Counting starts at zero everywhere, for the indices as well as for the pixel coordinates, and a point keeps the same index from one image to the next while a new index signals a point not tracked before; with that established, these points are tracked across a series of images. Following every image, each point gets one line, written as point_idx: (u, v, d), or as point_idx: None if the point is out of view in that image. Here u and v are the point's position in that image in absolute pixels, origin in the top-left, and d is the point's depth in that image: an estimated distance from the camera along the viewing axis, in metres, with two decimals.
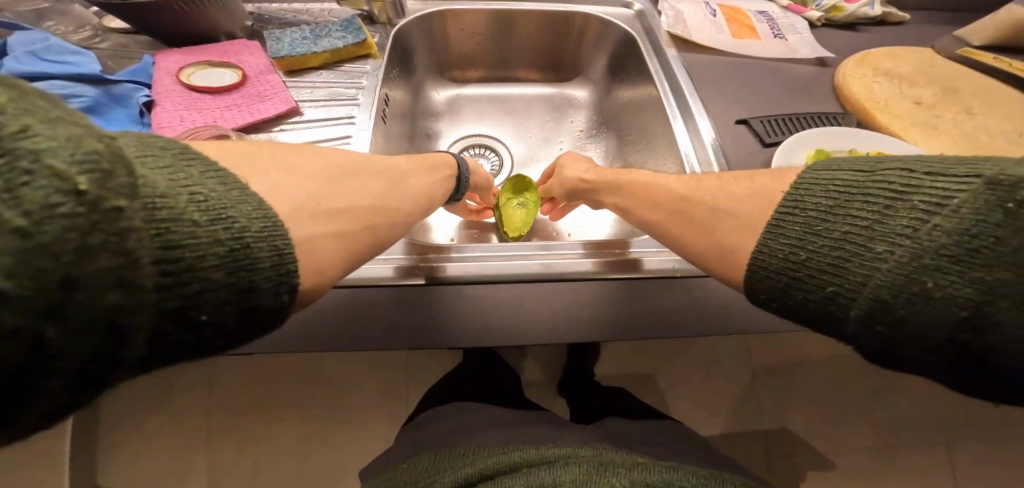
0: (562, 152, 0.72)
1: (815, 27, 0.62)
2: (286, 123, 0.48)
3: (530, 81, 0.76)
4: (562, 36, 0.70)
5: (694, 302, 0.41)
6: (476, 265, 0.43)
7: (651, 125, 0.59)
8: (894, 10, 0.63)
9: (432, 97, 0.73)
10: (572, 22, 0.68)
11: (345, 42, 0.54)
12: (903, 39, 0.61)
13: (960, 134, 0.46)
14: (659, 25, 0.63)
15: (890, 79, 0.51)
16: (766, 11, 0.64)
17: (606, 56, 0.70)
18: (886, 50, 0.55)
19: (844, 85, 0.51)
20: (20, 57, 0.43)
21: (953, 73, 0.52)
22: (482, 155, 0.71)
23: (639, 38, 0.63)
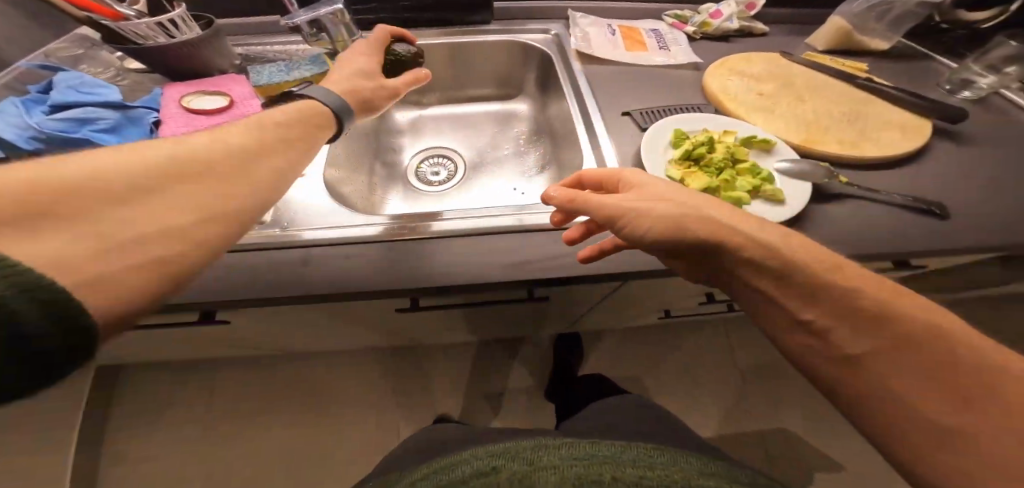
0: (506, 155, 0.85)
1: (692, 39, 0.77)
2: None
3: (483, 99, 0.90)
4: (499, 57, 0.84)
5: (614, 245, 0.52)
6: (451, 225, 0.53)
7: (567, 128, 0.73)
8: (756, 23, 0.78)
9: (395, 117, 0.87)
10: (502, 45, 0.82)
11: (313, 72, 0.66)
12: (763, 44, 0.76)
13: (793, 112, 0.61)
14: (569, 44, 0.78)
15: (744, 76, 0.66)
16: (656, 29, 0.79)
17: (532, 71, 0.85)
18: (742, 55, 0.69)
19: (708, 82, 0.65)
20: (62, 90, 0.56)
21: (792, 68, 0.67)
22: (440, 162, 0.85)
23: (554, 56, 0.77)
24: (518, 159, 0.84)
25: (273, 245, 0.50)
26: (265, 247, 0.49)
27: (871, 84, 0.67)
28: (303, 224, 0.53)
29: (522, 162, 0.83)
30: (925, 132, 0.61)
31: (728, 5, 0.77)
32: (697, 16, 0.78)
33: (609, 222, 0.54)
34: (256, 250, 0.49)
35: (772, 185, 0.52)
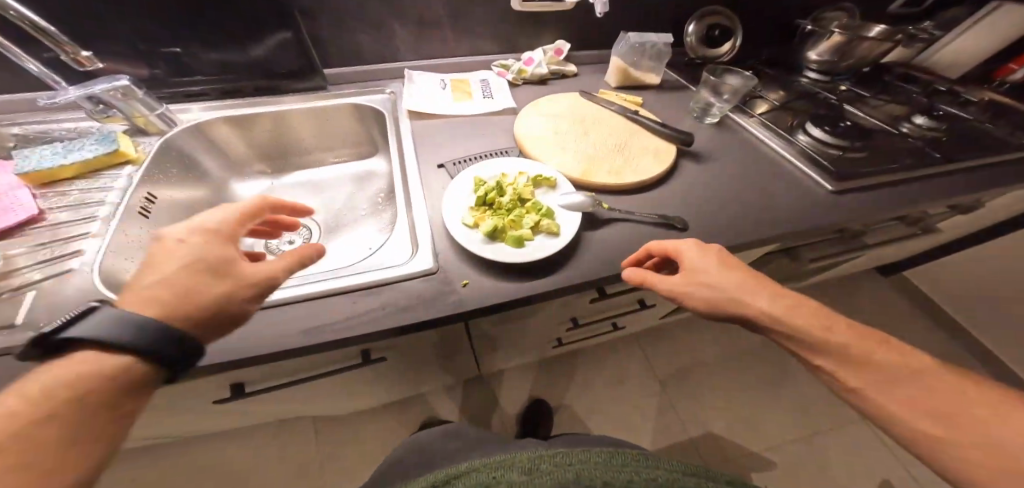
0: (362, 217, 0.76)
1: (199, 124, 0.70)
2: (28, 229, 0.52)
3: (334, 163, 0.84)
4: (249, 135, 0.75)
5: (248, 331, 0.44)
6: (85, 309, 0.45)
7: (347, 241, 0.72)
8: (159, 119, 0.65)
9: (234, 189, 0.77)
10: (262, 119, 0.74)
11: (96, 154, 0.58)
12: (221, 153, 0.75)
13: (374, 187, 0.82)
14: (245, 112, 0.73)
15: (235, 127, 0.73)
16: (193, 121, 0.70)
17: (308, 135, 0.79)
18: (543, 98, 0.76)
19: (341, 130, 0.81)
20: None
21: (283, 143, 0.79)
22: (292, 234, 0.75)
23: (195, 156, 0.71)
24: (371, 222, 0.75)
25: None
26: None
27: (307, 134, 0.79)
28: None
29: (377, 220, 0.75)
30: (672, 154, 0.64)
31: (537, 52, 0.85)
32: (514, 64, 0.84)
33: None
34: (21, 357, 0.41)
35: (552, 219, 0.52)
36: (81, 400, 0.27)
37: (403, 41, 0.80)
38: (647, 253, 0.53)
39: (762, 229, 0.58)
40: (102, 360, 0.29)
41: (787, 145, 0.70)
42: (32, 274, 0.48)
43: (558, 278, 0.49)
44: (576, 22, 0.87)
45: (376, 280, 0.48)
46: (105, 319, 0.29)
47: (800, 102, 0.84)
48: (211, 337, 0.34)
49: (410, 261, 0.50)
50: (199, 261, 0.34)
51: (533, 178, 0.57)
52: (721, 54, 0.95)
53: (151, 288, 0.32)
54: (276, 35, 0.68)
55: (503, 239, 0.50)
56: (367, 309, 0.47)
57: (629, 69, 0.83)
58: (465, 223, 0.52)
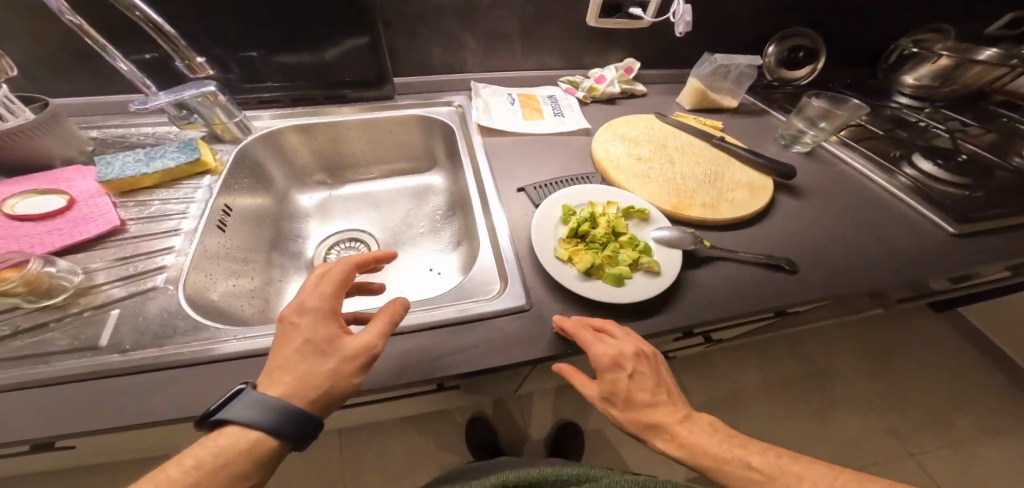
0: (421, 235, 0.73)
1: (273, 132, 0.69)
2: (111, 240, 0.51)
3: (395, 175, 0.81)
4: (315, 142, 0.73)
5: None
6: (169, 330, 0.44)
7: (408, 262, 0.70)
8: (236, 128, 0.64)
9: (298, 201, 0.75)
10: (331, 128, 0.73)
11: (176, 163, 0.57)
12: (288, 161, 0.73)
13: (433, 204, 0.78)
14: (317, 120, 0.72)
15: (303, 134, 0.72)
16: (267, 128, 0.69)
17: (373, 146, 0.77)
18: (623, 119, 0.72)
19: (407, 143, 0.78)
20: None
21: (348, 155, 0.77)
22: (350, 249, 0.73)
23: (263, 164, 0.69)
24: (431, 242, 0.72)
25: (173, 362, 0.41)
26: (129, 370, 0.40)
27: (372, 145, 0.77)
28: (191, 334, 0.44)
29: (438, 239, 0.72)
30: (769, 189, 0.60)
31: (609, 69, 0.82)
32: (584, 82, 0.81)
33: None
34: (106, 380, 0.40)
35: (650, 257, 0.48)
36: (232, 469, 0.30)
37: (474, 54, 0.78)
38: (753, 297, 0.49)
39: (869, 276, 0.54)
40: (245, 436, 0.32)
41: (891, 180, 0.66)
42: (114, 290, 0.47)
43: (659, 321, 0.46)
44: (650, 40, 0.83)
45: (464, 314, 0.46)
46: (246, 405, 0.32)
47: (898, 131, 0.79)
48: (331, 409, 0.35)
49: (500, 296, 0.47)
50: (305, 343, 0.35)
51: (625, 209, 0.53)
52: (799, 76, 0.91)
53: (280, 369, 0.34)
54: (353, 38, 0.67)
55: (600, 276, 0.47)
56: (454, 346, 0.43)
57: (707, 92, 0.79)
58: (559, 256, 0.48)
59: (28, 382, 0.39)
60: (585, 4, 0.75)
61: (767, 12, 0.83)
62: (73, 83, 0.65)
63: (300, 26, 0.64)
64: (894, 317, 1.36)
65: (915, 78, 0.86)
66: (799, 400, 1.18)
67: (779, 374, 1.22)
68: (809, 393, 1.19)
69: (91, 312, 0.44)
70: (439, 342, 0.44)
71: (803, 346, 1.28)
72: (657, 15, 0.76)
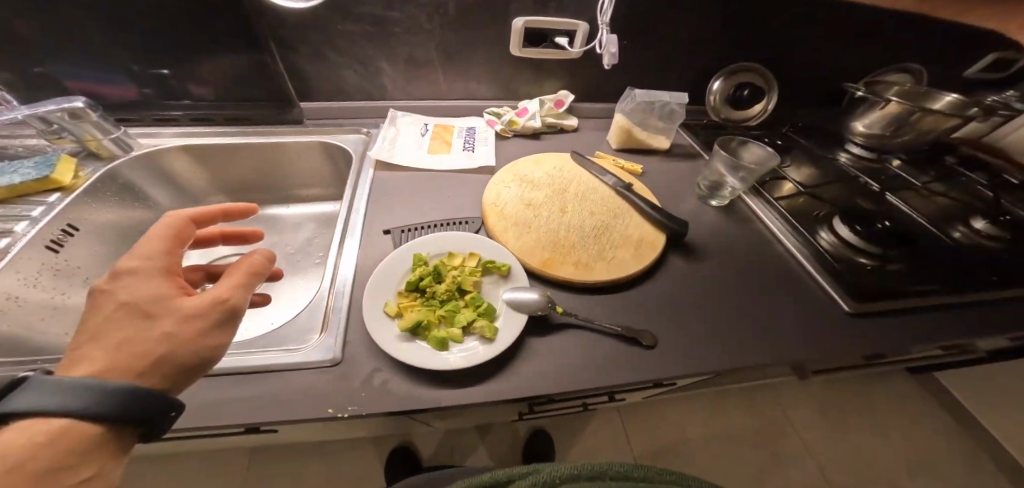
0: (316, 265, 0.71)
1: (168, 149, 0.68)
2: None
3: (305, 200, 0.80)
4: (215, 163, 0.72)
5: None
6: None
7: (288, 293, 0.66)
8: (112, 146, 0.63)
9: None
10: (228, 149, 0.71)
11: (23, 179, 0.55)
12: (189, 179, 0.72)
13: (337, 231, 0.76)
14: (217, 140, 0.70)
15: (196, 154, 0.70)
16: (164, 145, 0.68)
17: (279, 171, 0.76)
18: (529, 158, 0.69)
19: (315, 165, 0.76)
20: None
21: (255, 176, 0.76)
22: None
23: (160, 182, 0.69)
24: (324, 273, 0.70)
25: None
26: None
27: (278, 166, 0.75)
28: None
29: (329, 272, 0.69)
30: (659, 246, 0.56)
31: (535, 101, 0.78)
32: (506, 113, 0.77)
33: None
34: None
35: (489, 320, 0.44)
36: (41, 464, 0.24)
37: (391, 79, 0.76)
38: (600, 370, 0.44)
39: (750, 353, 0.47)
40: (41, 427, 0.25)
41: (801, 243, 0.60)
42: None
43: (482, 391, 0.41)
44: (582, 72, 0.79)
45: (250, 364, 0.39)
46: (50, 387, 0.25)
47: (834, 185, 0.74)
48: (174, 383, 0.30)
49: (307, 350, 0.41)
50: (125, 306, 0.30)
51: (485, 262, 0.50)
52: (748, 116, 0.84)
53: (94, 345, 0.29)
54: (252, 56, 0.65)
55: (426, 337, 0.43)
56: (226, 398, 0.38)
57: (634, 130, 0.74)
58: (387, 312, 0.44)
59: None
60: (504, 32, 0.71)
61: (709, 47, 0.79)
62: None
63: (198, 46, 0.63)
64: (865, 380, 1.25)
65: (865, 126, 0.80)
66: (746, 464, 1.08)
67: (725, 434, 1.12)
68: (758, 458, 1.09)
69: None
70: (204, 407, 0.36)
71: (758, 404, 1.19)
72: (584, 45, 0.73)
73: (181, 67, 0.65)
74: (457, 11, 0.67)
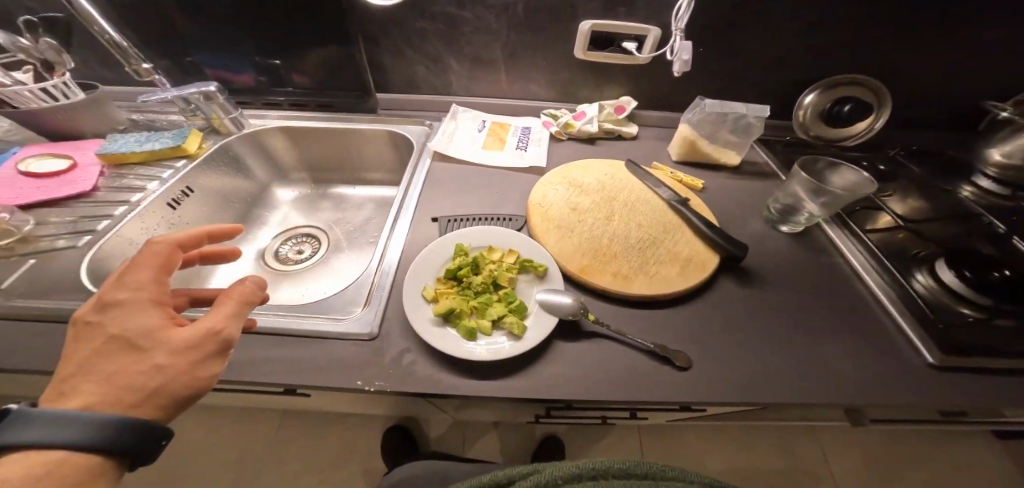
0: (369, 244, 0.77)
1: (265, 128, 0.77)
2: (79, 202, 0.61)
3: (368, 182, 0.86)
4: (298, 143, 0.81)
5: None
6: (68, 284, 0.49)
7: (346, 265, 0.74)
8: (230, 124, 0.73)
9: (274, 193, 0.83)
10: (310, 131, 0.79)
11: (161, 146, 0.66)
12: (276, 155, 0.81)
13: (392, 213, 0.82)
14: (302, 123, 0.78)
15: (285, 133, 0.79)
16: (263, 125, 0.77)
17: (348, 154, 0.82)
18: (583, 163, 0.68)
19: (381, 151, 0.82)
20: None
21: (329, 157, 0.83)
22: (303, 243, 0.78)
23: (254, 155, 0.79)
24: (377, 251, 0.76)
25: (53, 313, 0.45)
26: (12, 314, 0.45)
27: (350, 151, 0.82)
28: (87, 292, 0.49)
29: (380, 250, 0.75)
30: (710, 268, 0.52)
31: (594, 107, 0.77)
32: (563, 116, 0.77)
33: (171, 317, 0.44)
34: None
35: (519, 317, 0.45)
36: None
37: (457, 76, 0.79)
38: (628, 385, 0.42)
39: (802, 398, 0.43)
40: (41, 458, 0.25)
41: (891, 283, 0.53)
42: (53, 243, 0.54)
43: (504, 386, 0.41)
44: (649, 78, 0.76)
45: (302, 324, 0.43)
46: (42, 422, 0.25)
47: (940, 223, 0.64)
48: (175, 411, 0.30)
49: (351, 318, 0.44)
50: (114, 339, 0.29)
51: (522, 261, 0.50)
52: (843, 136, 0.77)
53: (83, 379, 0.28)
54: (337, 49, 0.71)
55: (457, 325, 0.44)
56: (279, 354, 0.42)
57: (699, 143, 0.70)
58: (425, 296, 0.46)
59: None
60: (570, 35, 0.71)
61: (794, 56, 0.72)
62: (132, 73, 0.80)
63: (294, 37, 0.70)
64: (961, 461, 1.04)
65: (1003, 154, 0.68)
66: None
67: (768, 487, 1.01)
68: None
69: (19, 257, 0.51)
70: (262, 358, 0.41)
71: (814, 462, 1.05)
72: (655, 51, 0.70)
73: (280, 56, 0.73)
74: (525, 13, 0.68)
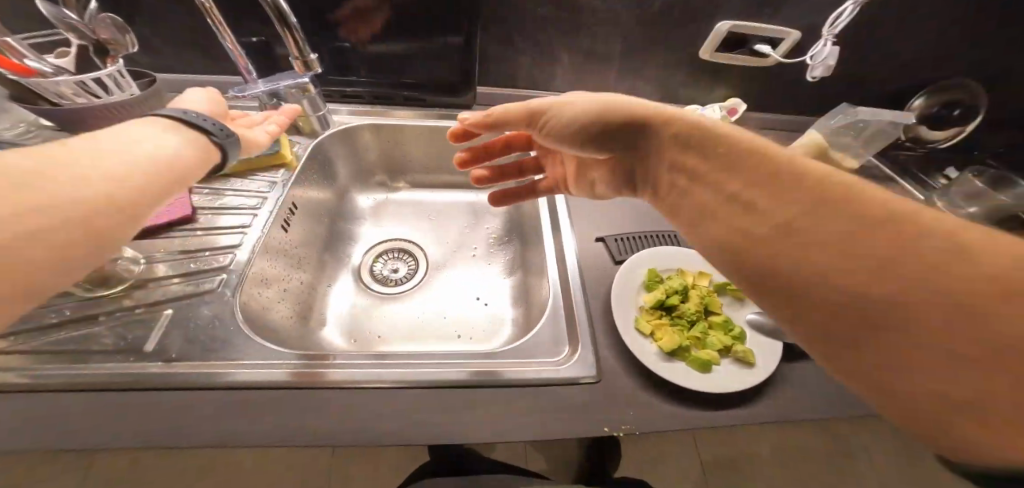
0: (473, 258, 0.73)
1: (351, 126, 0.69)
2: (178, 228, 0.48)
3: (453, 187, 0.79)
4: (386, 143, 0.73)
5: (391, 416, 0.37)
6: (222, 342, 0.39)
7: (456, 283, 0.69)
8: (317, 121, 0.64)
9: (356, 200, 0.75)
10: (397, 130, 0.71)
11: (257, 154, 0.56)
12: (357, 158, 0.73)
13: (490, 222, 0.77)
14: (390, 120, 0.70)
15: (375, 133, 0.71)
16: (348, 124, 0.69)
17: (437, 154, 0.74)
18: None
19: None
20: None
21: (417, 160, 0.76)
22: (398, 260, 0.72)
23: (335, 162, 0.70)
24: (484, 266, 0.72)
25: (221, 384, 0.36)
26: (170, 387, 0.35)
27: (442, 153, 0.75)
28: (248, 350, 0.39)
29: (489, 267, 0.71)
30: None
31: (711, 109, 0.72)
32: None
33: (379, 379, 0.39)
34: (145, 393, 0.35)
35: (745, 345, 0.41)
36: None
37: (562, 71, 0.72)
38: (871, 406, 0.41)
39: None
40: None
41: None
42: (169, 287, 0.42)
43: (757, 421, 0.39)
44: (766, 80, 0.73)
45: (529, 365, 0.43)
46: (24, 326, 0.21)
47: None
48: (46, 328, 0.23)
49: (577, 362, 0.43)
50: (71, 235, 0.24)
51: (719, 284, 0.47)
52: (935, 138, 0.76)
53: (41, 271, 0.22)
54: (448, 36, 0.62)
55: (685, 358, 0.41)
56: (522, 405, 0.39)
57: (828, 149, 0.68)
58: (640, 330, 0.43)
59: (61, 383, 0.34)
60: (700, 34, 0.65)
61: (913, 63, 0.71)
62: (169, 58, 0.66)
63: (396, 22, 0.60)
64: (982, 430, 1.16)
65: None
66: None
67: None
68: None
69: (144, 310, 0.40)
70: (510, 416, 0.38)
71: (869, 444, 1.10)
72: (786, 55, 0.67)
73: (372, 42, 0.63)
74: (661, 8, 0.61)
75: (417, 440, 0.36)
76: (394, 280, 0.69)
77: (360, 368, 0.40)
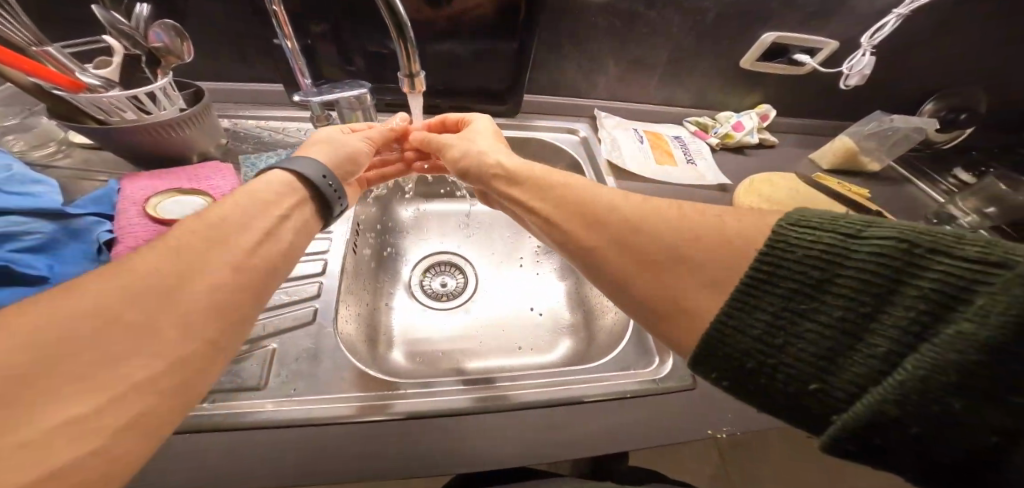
0: (523, 268, 0.73)
1: None
2: None
3: None
4: None
5: (510, 436, 0.38)
6: (330, 375, 0.40)
7: (509, 294, 0.70)
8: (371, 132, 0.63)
9: (399, 215, 0.74)
10: None
11: None
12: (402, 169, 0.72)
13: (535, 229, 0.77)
14: None
15: None
16: None
17: None
18: (765, 176, 0.67)
19: None
20: None
21: None
22: (448, 273, 0.72)
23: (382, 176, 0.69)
24: (534, 275, 0.72)
25: (342, 417, 0.37)
26: (296, 422, 0.36)
27: None
28: (363, 382, 0.40)
29: (539, 276, 0.72)
30: None
31: (748, 116, 0.75)
32: (716, 125, 0.75)
33: (491, 402, 0.40)
34: (273, 430, 0.35)
35: None
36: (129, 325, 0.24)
37: (607, 78, 0.72)
38: None
39: None
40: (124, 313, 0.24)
41: None
42: (265, 322, 0.43)
43: None
44: (797, 86, 0.76)
45: (626, 380, 0.44)
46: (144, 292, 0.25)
47: None
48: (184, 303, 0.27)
49: (671, 372, 0.45)
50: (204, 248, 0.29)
51: None
52: (940, 140, 0.81)
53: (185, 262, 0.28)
54: (502, 44, 0.62)
55: None
56: (629, 418, 0.41)
57: (857, 153, 0.72)
58: None
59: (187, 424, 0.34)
60: (745, 43, 0.67)
61: (935, 71, 0.75)
62: (204, 67, 0.63)
63: (451, 31, 0.60)
64: None
65: None
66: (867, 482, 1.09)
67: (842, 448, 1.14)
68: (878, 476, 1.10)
69: (245, 347, 0.40)
70: (621, 430, 0.40)
71: None
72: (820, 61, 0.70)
73: (424, 51, 0.62)
74: (712, 19, 0.63)
75: (537, 458, 0.38)
76: (445, 295, 0.68)
77: (470, 391, 0.41)
